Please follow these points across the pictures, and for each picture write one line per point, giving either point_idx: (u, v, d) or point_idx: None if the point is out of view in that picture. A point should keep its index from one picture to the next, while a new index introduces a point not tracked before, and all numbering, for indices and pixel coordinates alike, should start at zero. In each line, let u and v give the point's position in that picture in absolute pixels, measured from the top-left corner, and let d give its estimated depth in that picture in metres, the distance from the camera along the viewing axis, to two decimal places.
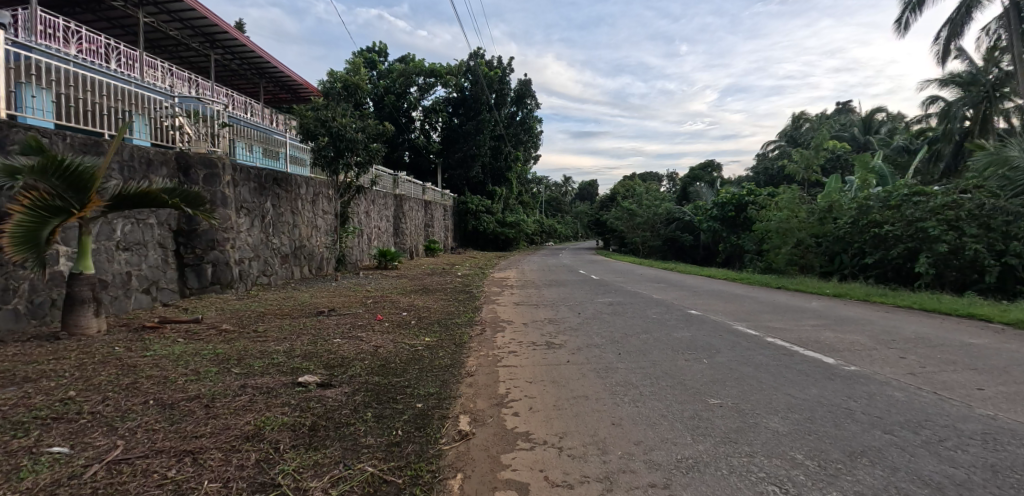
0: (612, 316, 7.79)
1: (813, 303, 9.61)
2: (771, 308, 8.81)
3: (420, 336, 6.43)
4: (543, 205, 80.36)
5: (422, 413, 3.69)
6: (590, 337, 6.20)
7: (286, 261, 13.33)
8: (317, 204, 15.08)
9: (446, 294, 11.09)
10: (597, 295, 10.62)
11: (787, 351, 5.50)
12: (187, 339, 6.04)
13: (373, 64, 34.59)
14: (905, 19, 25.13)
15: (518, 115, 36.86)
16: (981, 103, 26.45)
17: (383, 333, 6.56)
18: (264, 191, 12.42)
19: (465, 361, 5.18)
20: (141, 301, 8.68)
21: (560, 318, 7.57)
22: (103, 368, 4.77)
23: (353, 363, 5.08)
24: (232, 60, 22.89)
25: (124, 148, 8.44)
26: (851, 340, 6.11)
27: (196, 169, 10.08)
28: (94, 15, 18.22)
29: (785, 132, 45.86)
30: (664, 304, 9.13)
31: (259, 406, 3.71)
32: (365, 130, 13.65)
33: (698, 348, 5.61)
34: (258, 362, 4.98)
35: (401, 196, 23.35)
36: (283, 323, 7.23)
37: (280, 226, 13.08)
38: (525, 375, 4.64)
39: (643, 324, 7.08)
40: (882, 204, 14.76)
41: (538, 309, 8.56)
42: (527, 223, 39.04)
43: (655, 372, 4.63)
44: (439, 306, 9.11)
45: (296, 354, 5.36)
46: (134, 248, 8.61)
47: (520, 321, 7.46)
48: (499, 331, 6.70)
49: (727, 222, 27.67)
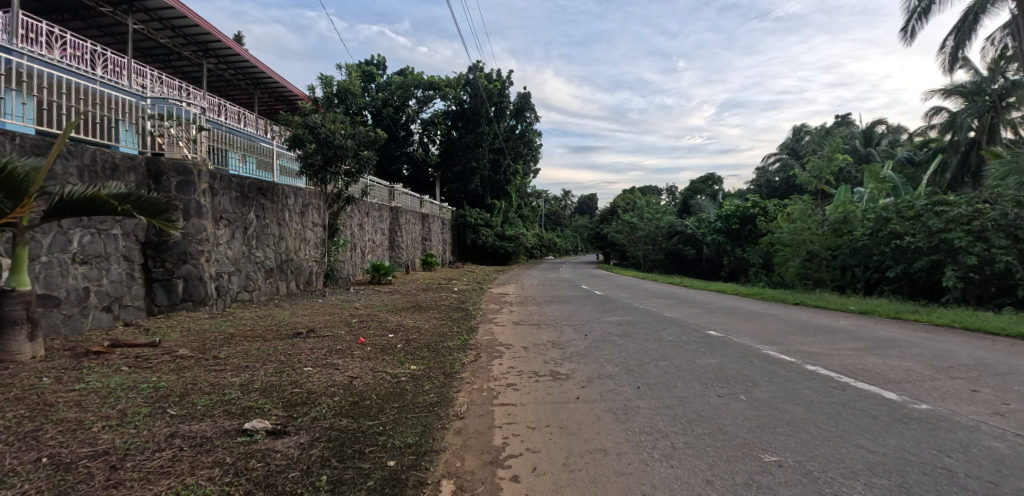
0: (624, 337, 6.95)
1: (841, 321, 8.78)
2: (797, 327, 7.96)
3: (405, 364, 5.56)
4: (543, 218, 79.41)
5: (394, 476, 2.85)
6: (602, 364, 5.36)
7: (270, 275, 12.49)
8: (306, 215, 14.24)
9: (439, 312, 10.23)
10: (604, 313, 9.78)
11: (836, 383, 4.67)
12: (133, 368, 5.19)
13: (371, 76, 33.99)
14: (911, 28, 24.54)
15: (517, 128, 36.29)
16: (986, 113, 25.92)
17: (362, 360, 5.70)
18: (247, 201, 11.63)
19: (455, 397, 4.33)
20: (101, 320, 7.83)
21: (564, 340, 6.73)
22: (11, 407, 3.90)
23: (320, 399, 4.24)
24: (225, 69, 22.24)
25: (85, 151, 7.69)
26: (905, 369, 5.29)
27: (168, 175, 9.21)
28: (84, 21, 17.69)
29: (786, 145, 45.43)
30: (678, 323, 8.29)
31: (182, 467, 2.88)
32: (357, 137, 12.85)
33: (732, 379, 4.78)
34: (205, 398, 4.15)
35: (397, 208, 22.55)
36: (251, 346, 6.38)
37: (264, 238, 12.26)
38: (526, 418, 3.79)
39: (660, 347, 6.25)
40: (900, 215, 13.96)
41: (541, 329, 7.73)
42: (527, 236, 38.25)
43: (686, 414, 3.79)
44: (430, 326, 8.23)
45: (255, 388, 4.51)
46: (93, 261, 7.79)
47: (520, 344, 6.58)
48: (497, 357, 5.86)
49: (731, 234, 26.70)
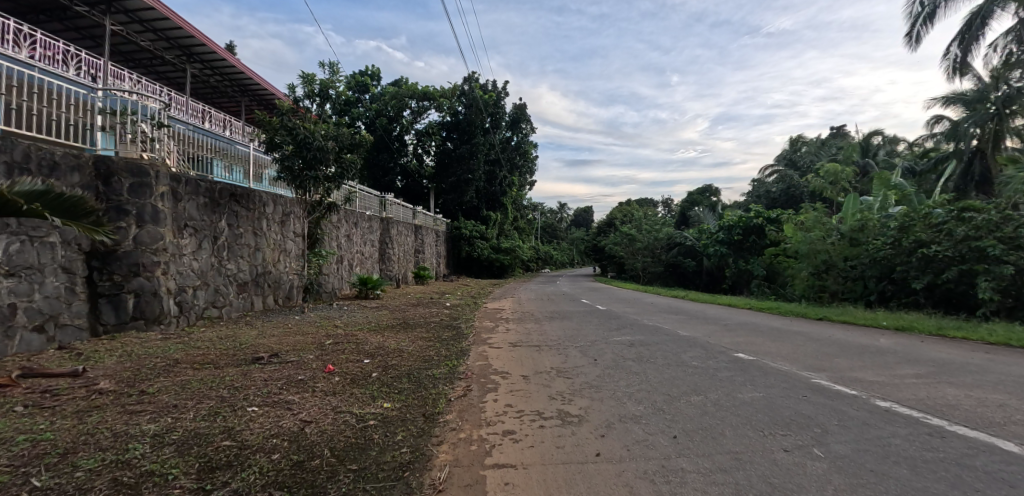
0: (643, 363, 5.90)
1: (881, 340, 7.73)
2: (837, 348, 6.88)
3: (377, 401, 4.48)
4: (539, 230, 78.34)
5: None
6: (624, 401, 4.29)
7: (243, 290, 11.36)
8: (286, 225, 13.15)
9: (425, 331, 9.13)
10: (612, 331, 8.74)
11: (930, 428, 3.61)
12: (29, 410, 4.13)
13: (365, 87, 33.12)
14: (916, 33, 23.66)
15: (513, 139, 35.43)
16: (988, 122, 25.11)
17: (325, 396, 4.62)
18: (218, 207, 10.55)
19: (434, 455, 3.27)
20: (31, 342, 6.73)
21: (571, 367, 5.65)
22: None
23: (251, 459, 3.19)
24: (210, 76, 21.25)
25: (15, 146, 6.62)
26: (999, 404, 4.25)
27: (120, 177, 8.09)
28: (61, 23, 16.80)
29: (783, 156, 44.77)
30: (699, 344, 7.23)
31: None
32: (339, 139, 11.76)
33: (795, 423, 3.72)
34: (92, 461, 3.11)
35: (387, 219, 21.46)
36: (193, 377, 5.29)
37: (237, 249, 11.16)
38: (531, 492, 2.72)
39: (687, 376, 5.19)
40: (923, 222, 12.98)
41: (543, 352, 6.64)
42: (523, 249, 37.19)
43: (757, 484, 2.73)
44: (415, 349, 7.12)
45: (170, 441, 3.47)
46: (22, 274, 6.68)
47: (519, 372, 5.52)
48: (492, 391, 4.78)
49: (734, 245, 25.72)
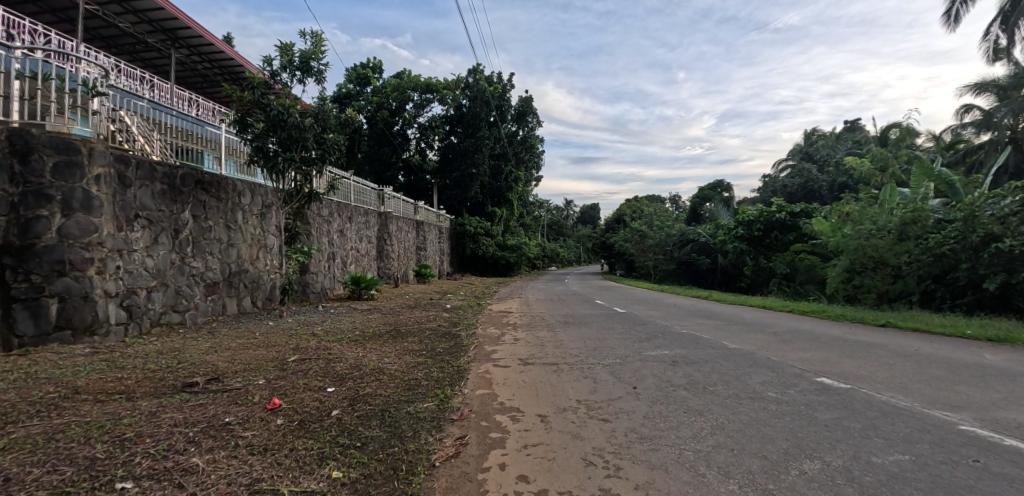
0: (704, 395, 4.34)
1: (986, 356, 6.12)
2: (944, 370, 5.28)
3: (323, 469, 2.94)
4: (544, 228, 76.47)
5: None
6: (707, 475, 2.75)
7: (212, 291, 9.84)
8: (266, 218, 11.61)
9: (417, 341, 7.64)
10: (645, 342, 7.21)
11: None
12: None
13: (367, 79, 31.62)
14: (954, 12, 21.83)
15: (519, 133, 33.81)
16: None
17: (247, 456, 3.11)
18: (181, 196, 9.03)
19: None
20: None
21: (607, 402, 4.14)
22: None
23: None
24: (200, 63, 19.72)
25: None
26: None
27: (41, 153, 6.61)
28: (35, 5, 15.36)
29: (798, 149, 43.10)
30: (762, 363, 5.65)
31: None
32: (321, 117, 10.31)
33: None
34: None
35: (386, 214, 19.93)
36: (75, 421, 3.74)
37: (204, 244, 9.64)
38: None
39: (777, 419, 3.65)
40: (992, 214, 11.30)
41: (565, 376, 5.10)
42: (529, 246, 35.56)
43: None
44: (398, 369, 5.57)
45: None
46: None
47: (537, 411, 3.96)
48: (499, 450, 3.21)
49: (754, 242, 24.03)
